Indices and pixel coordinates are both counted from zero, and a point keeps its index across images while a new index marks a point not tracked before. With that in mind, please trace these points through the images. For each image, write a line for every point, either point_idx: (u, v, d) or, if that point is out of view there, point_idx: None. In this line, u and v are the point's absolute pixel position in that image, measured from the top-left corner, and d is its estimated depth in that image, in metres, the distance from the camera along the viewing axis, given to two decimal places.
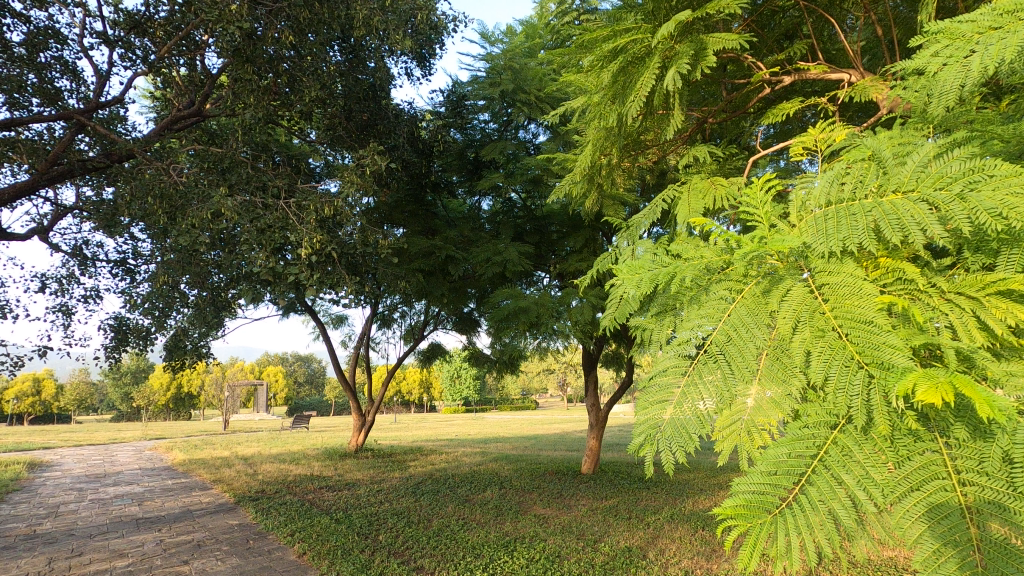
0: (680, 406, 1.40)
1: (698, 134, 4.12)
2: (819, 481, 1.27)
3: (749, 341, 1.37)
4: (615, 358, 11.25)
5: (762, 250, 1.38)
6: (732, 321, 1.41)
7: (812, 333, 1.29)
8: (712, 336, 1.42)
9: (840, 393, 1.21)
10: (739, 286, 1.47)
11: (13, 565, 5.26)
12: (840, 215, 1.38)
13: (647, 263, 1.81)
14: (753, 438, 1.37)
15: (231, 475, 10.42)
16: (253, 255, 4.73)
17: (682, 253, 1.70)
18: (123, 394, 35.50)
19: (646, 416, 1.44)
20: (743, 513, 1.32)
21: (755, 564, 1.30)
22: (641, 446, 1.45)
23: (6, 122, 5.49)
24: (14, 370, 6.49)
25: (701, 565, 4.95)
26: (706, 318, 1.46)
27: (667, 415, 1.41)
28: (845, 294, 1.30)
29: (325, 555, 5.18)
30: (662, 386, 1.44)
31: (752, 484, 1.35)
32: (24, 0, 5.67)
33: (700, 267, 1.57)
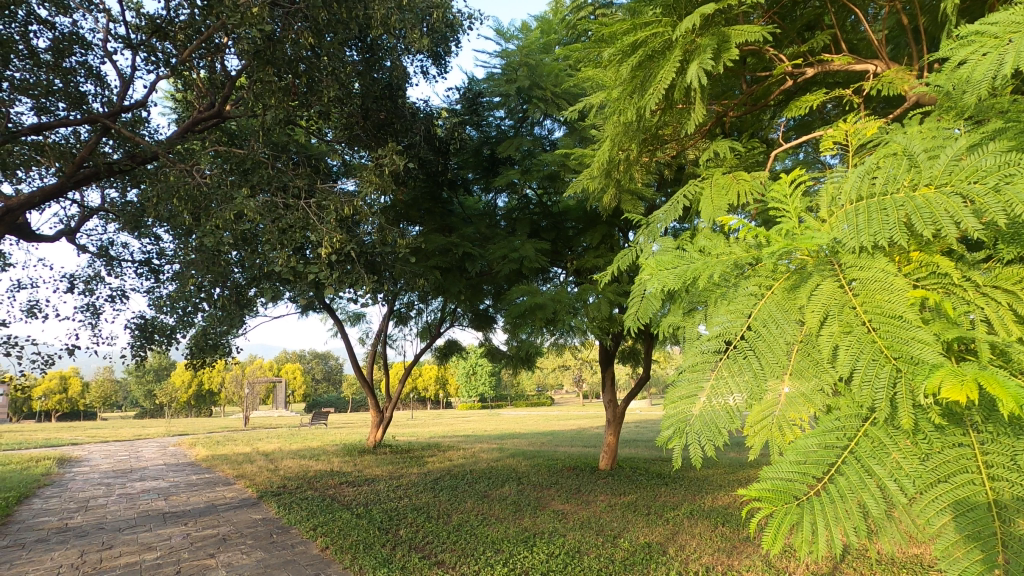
0: (709, 401, 1.43)
1: (718, 128, 4.10)
2: (847, 471, 1.28)
3: (779, 336, 1.38)
4: (633, 354, 11.21)
5: (790, 246, 1.37)
6: (760, 316, 1.41)
7: (840, 328, 1.28)
8: (740, 331, 1.43)
9: (866, 386, 1.20)
10: (769, 281, 1.47)
11: (47, 557, 5.42)
12: (869, 209, 1.36)
13: (676, 258, 1.81)
14: (784, 433, 1.37)
15: (253, 470, 10.61)
16: (274, 255, 4.80)
17: (711, 248, 1.70)
18: (146, 390, 36.33)
19: (675, 409, 1.48)
20: (769, 496, 1.35)
21: (779, 547, 1.31)
22: (670, 439, 1.47)
23: (35, 127, 5.63)
24: (45, 368, 6.66)
25: (722, 561, 4.93)
26: (733, 315, 1.46)
27: (696, 410, 1.44)
28: (875, 289, 1.28)
29: (347, 549, 5.25)
30: (690, 381, 1.48)
31: (780, 472, 1.37)
32: (49, 7, 5.80)
33: (728, 263, 1.56)
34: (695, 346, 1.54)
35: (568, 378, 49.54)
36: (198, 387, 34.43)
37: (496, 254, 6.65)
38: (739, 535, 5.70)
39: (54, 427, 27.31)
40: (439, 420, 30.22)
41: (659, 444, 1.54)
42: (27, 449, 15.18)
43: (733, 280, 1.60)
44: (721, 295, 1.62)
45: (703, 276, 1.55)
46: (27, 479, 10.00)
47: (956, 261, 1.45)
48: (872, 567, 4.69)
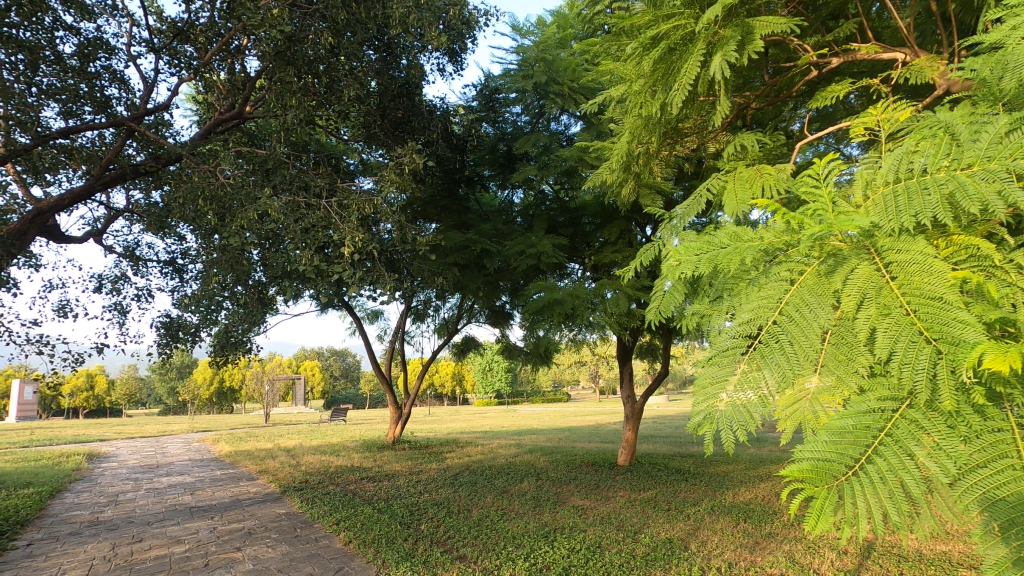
0: (734, 397, 1.43)
1: (739, 121, 4.06)
2: (885, 452, 1.27)
3: (812, 320, 1.36)
4: (650, 349, 11.17)
5: (828, 228, 1.36)
6: (793, 301, 1.39)
7: (878, 311, 1.26)
8: (775, 316, 1.40)
9: (905, 368, 1.21)
10: (800, 267, 1.44)
11: (81, 550, 5.58)
12: (908, 191, 1.37)
13: (708, 243, 1.83)
14: (816, 416, 1.42)
15: (276, 466, 10.78)
16: (297, 254, 4.86)
17: (743, 234, 1.71)
18: (169, 388, 37.07)
19: (704, 398, 1.48)
20: (809, 476, 1.34)
21: (822, 527, 1.30)
22: (701, 424, 1.50)
23: (63, 130, 5.76)
24: (75, 365, 6.84)
25: (745, 557, 4.89)
26: (763, 299, 1.45)
27: (722, 405, 1.44)
28: (914, 271, 1.25)
29: (370, 543, 5.32)
30: (721, 367, 1.47)
31: (815, 451, 1.37)
32: (74, 13, 5.93)
33: (759, 250, 1.56)
34: (725, 332, 1.52)
35: (584, 374, 49.43)
36: (219, 384, 35.04)
37: (514, 250, 6.66)
38: (762, 531, 5.66)
39: (84, 423, 28.04)
40: (457, 416, 30.40)
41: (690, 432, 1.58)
42: (58, 445, 15.63)
43: (761, 267, 1.57)
44: (751, 280, 1.60)
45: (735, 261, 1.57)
46: (60, 474, 10.31)
47: (996, 244, 1.45)
48: (898, 564, 4.63)
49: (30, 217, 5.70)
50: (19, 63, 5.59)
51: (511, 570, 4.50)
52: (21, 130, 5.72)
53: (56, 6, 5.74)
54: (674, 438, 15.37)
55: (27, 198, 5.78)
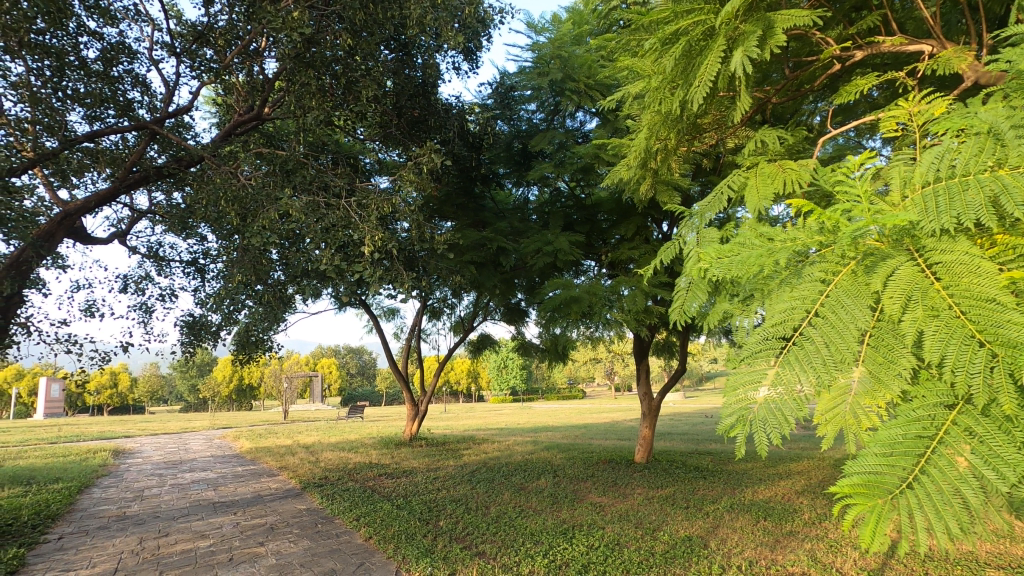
0: (773, 391, 1.46)
1: (758, 116, 4.03)
2: (938, 461, 1.31)
3: (850, 322, 1.42)
4: (667, 346, 11.12)
5: (868, 225, 1.44)
6: (830, 302, 1.46)
7: (925, 312, 1.31)
8: (813, 317, 1.47)
9: (959, 371, 1.25)
10: (837, 267, 1.52)
11: (110, 544, 5.72)
12: (948, 192, 1.47)
13: (739, 245, 1.94)
14: (860, 420, 1.42)
15: (295, 462, 10.93)
16: (318, 254, 4.93)
17: (776, 235, 1.79)
18: (190, 385, 37.73)
19: (736, 399, 1.54)
20: (863, 491, 1.39)
21: (878, 543, 1.36)
22: (733, 427, 1.54)
23: (89, 134, 5.89)
24: (102, 364, 7.01)
25: (766, 555, 4.86)
26: (796, 301, 1.52)
27: (758, 402, 1.49)
28: (960, 272, 1.32)
29: (390, 539, 5.38)
30: (756, 369, 1.53)
31: (866, 466, 1.41)
32: (98, 19, 6.05)
33: (793, 251, 1.64)
34: (758, 333, 1.59)
35: (598, 371, 49.20)
36: (238, 381, 35.57)
37: (531, 248, 6.68)
38: (782, 530, 5.61)
39: (108, 420, 28.68)
40: (471, 413, 30.51)
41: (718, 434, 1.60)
42: (83, 442, 16.01)
43: (796, 267, 1.65)
44: (783, 280, 1.68)
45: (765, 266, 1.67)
46: (87, 469, 10.56)
47: None
48: (924, 563, 4.56)
49: (59, 219, 5.84)
50: (45, 68, 5.73)
51: (531, 566, 4.52)
52: (49, 135, 5.87)
53: (80, 12, 5.86)
54: (690, 436, 15.26)
55: (55, 201, 5.92)
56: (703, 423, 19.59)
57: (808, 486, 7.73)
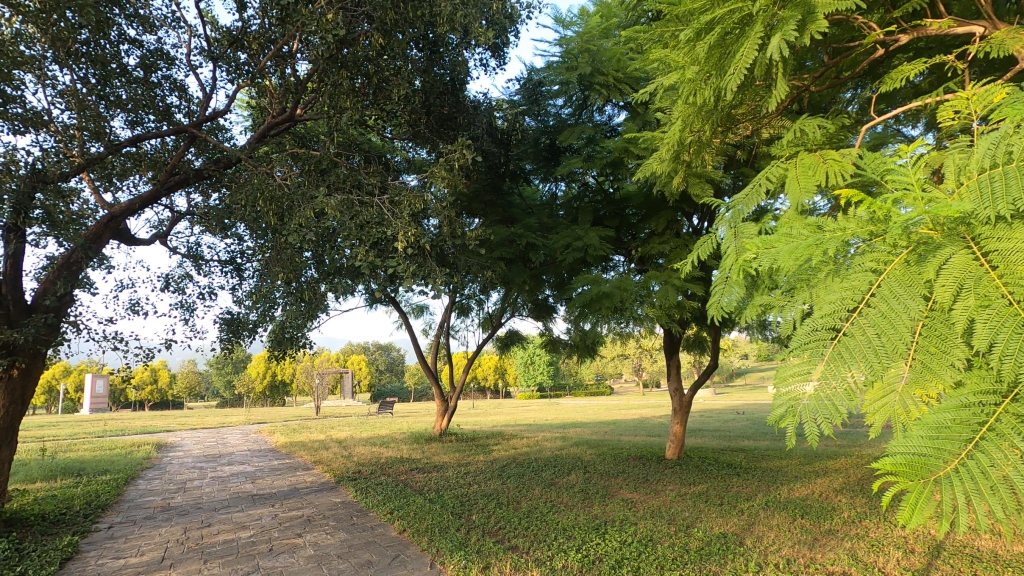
0: (824, 382, 1.45)
1: (794, 105, 3.94)
2: (986, 447, 1.31)
3: (903, 312, 1.41)
4: (698, 342, 10.96)
5: (925, 213, 1.43)
6: (881, 292, 1.45)
7: (977, 302, 1.32)
8: (863, 304, 1.47)
9: (1008, 359, 1.26)
10: (886, 257, 1.50)
11: (156, 533, 5.95)
12: (1005, 177, 1.47)
13: (787, 236, 1.95)
14: (910, 410, 1.42)
15: (329, 457, 11.16)
16: (353, 251, 5.01)
17: (825, 226, 1.77)
18: (226, 381, 38.82)
19: (786, 390, 1.53)
20: (905, 471, 1.40)
21: (916, 520, 1.35)
22: (784, 418, 1.51)
23: (131, 139, 6.11)
24: (146, 360, 7.27)
25: (804, 553, 4.77)
26: (847, 291, 1.52)
27: (808, 395, 1.47)
28: (1016, 261, 1.31)
29: (424, 532, 5.46)
30: (806, 359, 1.52)
31: (910, 446, 1.42)
32: (138, 27, 6.26)
33: (842, 240, 1.63)
34: (805, 325, 1.60)
35: (626, 367, 48.80)
36: (272, 378, 36.48)
37: (560, 243, 6.66)
38: (820, 528, 5.49)
39: (151, 415, 29.76)
40: (499, 410, 30.64)
41: (769, 425, 1.57)
42: (128, 435, 16.68)
43: (845, 256, 1.63)
44: (831, 271, 1.67)
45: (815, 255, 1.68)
46: (133, 461, 10.99)
47: None
48: (972, 565, 4.41)
49: (105, 221, 6.08)
50: (90, 77, 5.97)
51: (564, 561, 4.53)
52: (94, 140, 6.11)
53: (121, 21, 6.07)
54: (721, 433, 15.03)
55: (100, 204, 6.16)
56: (735, 419, 19.28)
57: (847, 485, 7.55)
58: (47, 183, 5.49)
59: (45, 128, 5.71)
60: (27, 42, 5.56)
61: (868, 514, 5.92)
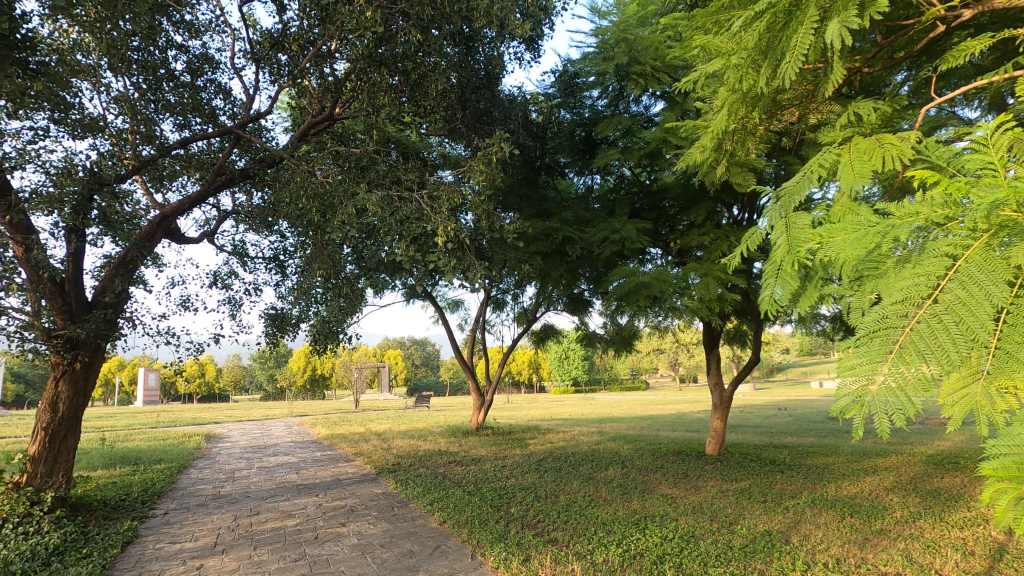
0: (896, 371, 1.39)
1: (843, 89, 3.80)
2: None
3: (984, 298, 1.37)
4: (739, 336, 10.71)
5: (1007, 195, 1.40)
6: (960, 277, 1.41)
7: None
8: (940, 292, 1.42)
9: None
10: (965, 241, 1.48)
11: (209, 520, 6.20)
12: None
13: (857, 224, 1.96)
14: (995, 402, 1.44)
15: (369, 449, 11.41)
16: (394, 246, 5.10)
17: (893, 211, 1.77)
18: (269, 375, 40.10)
19: (852, 379, 1.46)
20: (1011, 475, 1.49)
21: None
22: (850, 408, 1.44)
23: (181, 141, 6.36)
24: (196, 354, 7.57)
25: (854, 553, 4.62)
26: (920, 277, 1.47)
27: (877, 383, 1.41)
28: None
29: (464, 523, 5.52)
30: (874, 348, 1.45)
31: (1010, 448, 1.51)
32: (184, 33, 6.47)
33: (916, 224, 1.62)
34: (872, 313, 1.53)
35: (663, 362, 48.10)
36: (313, 372, 37.51)
37: (597, 236, 6.61)
38: (871, 528, 5.30)
39: (200, 407, 31.02)
40: (534, 404, 30.69)
41: (831, 415, 1.51)
42: (180, 427, 17.45)
43: (918, 242, 1.62)
44: (900, 257, 1.66)
45: (887, 240, 1.69)
46: (185, 451, 11.50)
47: None
48: None
49: (158, 221, 6.34)
50: (142, 83, 6.23)
51: (604, 554, 4.51)
52: (146, 144, 6.37)
53: (168, 28, 6.30)
54: (764, 429, 14.65)
55: (152, 204, 6.42)
56: (777, 415, 18.80)
57: (899, 483, 7.27)
58: (104, 185, 5.76)
59: (102, 133, 5.99)
60: (83, 51, 5.83)
61: (923, 514, 5.69)
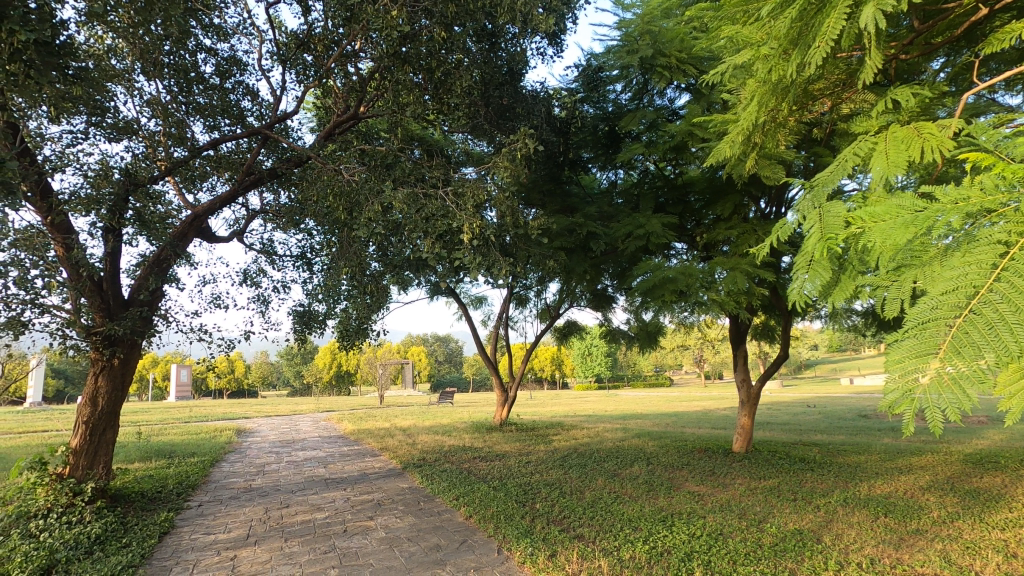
0: (946, 364, 1.48)
1: (878, 78, 3.70)
2: None
3: None
4: (767, 332, 10.50)
5: None
6: (1012, 269, 1.54)
7: None
8: (990, 288, 1.54)
9: None
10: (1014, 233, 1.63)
11: (241, 512, 6.36)
12: None
13: (901, 205, 2.12)
14: None
15: (394, 444, 11.54)
16: (420, 243, 5.14)
17: (940, 197, 1.98)
18: (296, 371, 40.84)
19: (901, 375, 1.56)
20: None
21: None
22: (900, 404, 1.54)
23: (211, 142, 6.50)
24: (227, 350, 7.76)
25: (889, 553, 4.51)
26: (970, 268, 1.62)
27: (927, 377, 1.50)
28: None
29: (490, 518, 5.55)
30: (924, 342, 1.55)
31: None
32: (212, 36, 6.61)
33: (963, 212, 1.81)
34: (920, 308, 1.66)
35: (687, 359, 47.50)
36: (338, 368, 38.09)
37: (622, 232, 6.57)
38: (907, 528, 5.16)
39: (230, 403, 31.79)
40: (557, 401, 30.62)
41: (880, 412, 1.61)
42: (212, 421, 17.92)
43: (962, 230, 1.81)
44: (947, 246, 1.84)
45: (929, 215, 1.90)
46: (216, 445, 11.80)
47: None
48: None
49: (189, 220, 6.49)
50: (173, 86, 6.39)
51: (631, 551, 4.49)
52: (178, 145, 6.53)
53: (198, 31, 6.44)
54: (792, 426, 14.35)
55: (185, 204, 6.59)
56: (806, 413, 18.40)
57: (935, 483, 7.07)
58: (138, 186, 5.95)
59: (136, 135, 6.16)
60: (117, 56, 6.00)
61: (962, 514, 5.52)
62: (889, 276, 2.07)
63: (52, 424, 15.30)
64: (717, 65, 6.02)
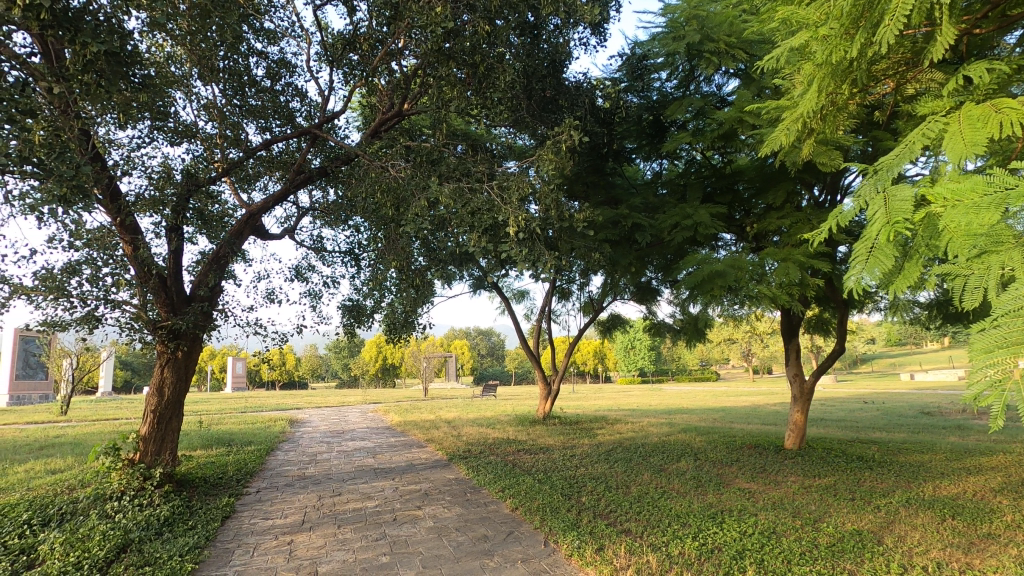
0: None
1: (947, 56, 3.49)
2: None
3: None
4: (821, 324, 10.08)
5: None
6: None
7: None
8: None
9: None
10: None
11: (297, 498, 6.62)
12: None
13: (987, 186, 2.11)
14: None
15: (440, 436, 11.74)
16: (467, 238, 5.18)
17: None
18: (344, 364, 42.02)
19: (992, 368, 1.83)
20: None
21: None
22: (988, 396, 1.82)
23: (264, 142, 6.74)
24: (281, 343, 8.07)
25: (958, 558, 4.28)
26: None
27: (1018, 370, 1.77)
28: None
29: (536, 511, 5.58)
30: (1013, 339, 1.82)
31: None
32: (263, 40, 6.85)
33: None
34: (1009, 299, 1.90)
35: (734, 353, 46.26)
36: (384, 361, 39.02)
37: (668, 222, 6.44)
38: (977, 531, 4.89)
39: (282, 394, 33.07)
40: (601, 395, 30.38)
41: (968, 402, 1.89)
42: (267, 412, 18.71)
43: None
44: None
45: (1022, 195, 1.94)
46: (271, 434, 12.29)
47: None
48: None
49: (245, 219, 6.74)
50: (228, 90, 6.66)
51: (680, 548, 4.43)
52: (233, 147, 6.80)
53: (250, 36, 6.68)
54: (848, 423, 13.77)
55: (239, 204, 6.86)
56: (863, 409, 17.58)
57: (1008, 485, 6.64)
58: (198, 187, 6.25)
59: (195, 138, 6.46)
60: (176, 63, 6.29)
61: None
62: (969, 264, 2.13)
63: (121, 413, 16.29)
64: (767, 49, 5.82)
